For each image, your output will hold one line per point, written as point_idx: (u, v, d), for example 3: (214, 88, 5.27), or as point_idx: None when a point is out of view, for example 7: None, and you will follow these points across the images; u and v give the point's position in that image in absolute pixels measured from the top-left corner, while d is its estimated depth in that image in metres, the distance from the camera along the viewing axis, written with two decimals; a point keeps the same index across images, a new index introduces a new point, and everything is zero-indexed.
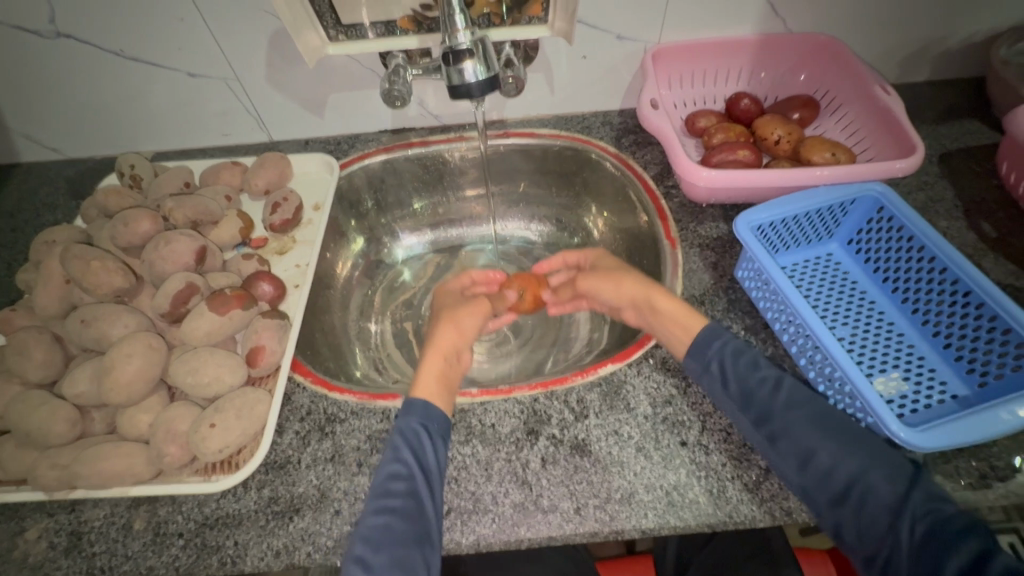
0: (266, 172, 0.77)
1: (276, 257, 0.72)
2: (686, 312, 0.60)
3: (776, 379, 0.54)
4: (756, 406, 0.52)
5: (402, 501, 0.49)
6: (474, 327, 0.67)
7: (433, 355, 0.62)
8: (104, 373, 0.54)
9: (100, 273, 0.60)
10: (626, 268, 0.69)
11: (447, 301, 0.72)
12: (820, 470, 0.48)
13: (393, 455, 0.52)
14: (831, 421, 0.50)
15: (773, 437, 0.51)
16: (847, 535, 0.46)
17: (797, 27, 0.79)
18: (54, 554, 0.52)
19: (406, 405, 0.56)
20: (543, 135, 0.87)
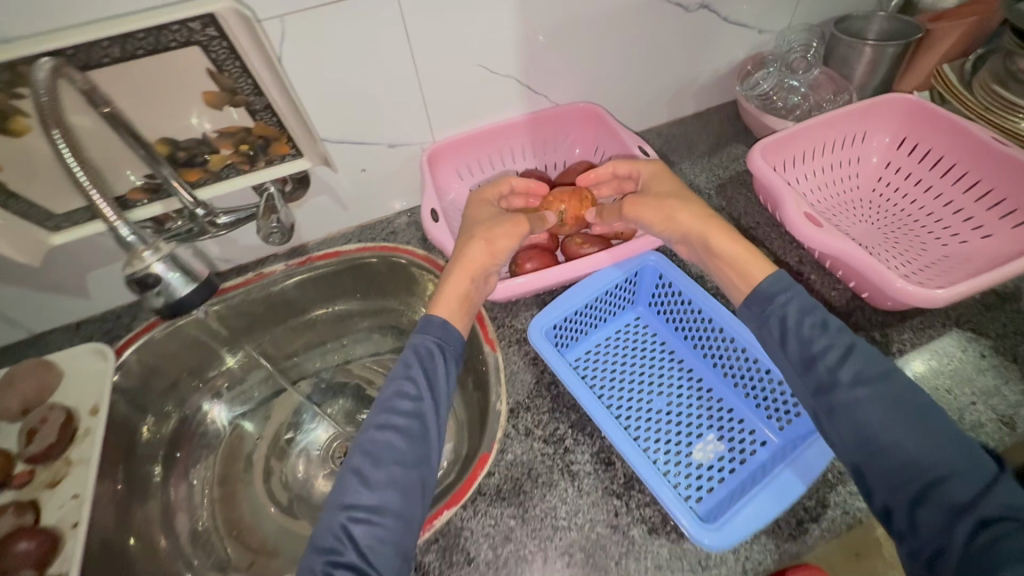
0: (17, 390, 0.66)
1: (45, 493, 0.61)
2: (754, 254, 0.58)
3: (846, 346, 0.51)
4: (816, 374, 0.51)
5: (407, 422, 0.55)
6: (507, 248, 0.66)
7: (461, 274, 0.64)
8: None
9: None
10: (679, 194, 0.64)
11: (480, 215, 0.70)
12: (878, 451, 0.46)
13: (405, 374, 0.58)
14: (903, 404, 0.47)
15: (829, 407, 0.49)
16: (897, 522, 0.44)
17: (561, 99, 0.81)
18: None
19: (425, 322, 0.62)
20: (349, 252, 0.83)
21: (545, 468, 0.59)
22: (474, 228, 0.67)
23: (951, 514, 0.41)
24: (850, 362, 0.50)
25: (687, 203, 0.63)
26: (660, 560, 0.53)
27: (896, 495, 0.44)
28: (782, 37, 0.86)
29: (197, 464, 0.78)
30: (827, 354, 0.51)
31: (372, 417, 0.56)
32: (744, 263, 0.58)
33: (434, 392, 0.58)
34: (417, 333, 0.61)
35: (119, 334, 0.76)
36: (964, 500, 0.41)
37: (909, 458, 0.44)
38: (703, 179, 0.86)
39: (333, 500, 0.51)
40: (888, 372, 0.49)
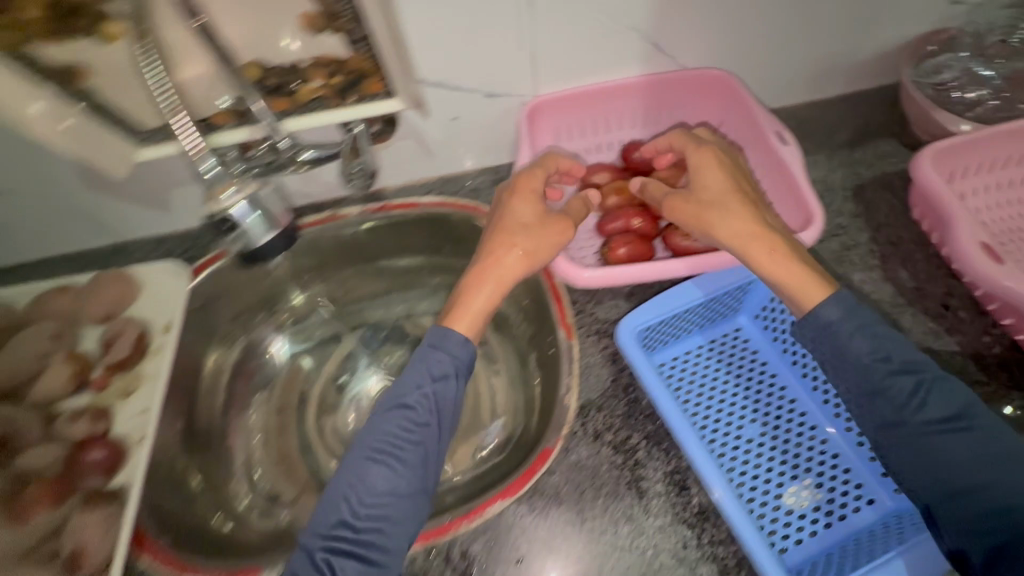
0: (103, 297, 0.69)
1: (119, 401, 0.63)
2: (802, 277, 0.51)
3: (919, 380, 0.47)
4: (890, 408, 0.47)
5: (410, 451, 0.52)
6: (550, 251, 0.59)
7: (492, 284, 0.58)
8: None
9: None
10: (727, 195, 0.55)
11: (524, 213, 0.60)
12: (968, 497, 0.43)
13: (412, 397, 0.53)
14: (990, 446, 0.44)
15: (896, 445, 0.46)
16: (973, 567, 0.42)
17: (687, 62, 0.69)
18: None
19: (444, 338, 0.55)
20: (426, 205, 0.77)
21: (611, 478, 0.54)
22: (515, 229, 0.59)
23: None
24: (926, 398, 0.46)
25: (725, 212, 0.54)
26: None
27: (973, 540, 0.42)
28: (979, 14, 0.69)
29: (256, 393, 0.77)
30: (901, 392, 0.46)
31: (368, 443, 0.52)
32: (794, 286, 0.51)
33: (440, 416, 0.53)
34: (433, 346, 0.55)
35: (196, 255, 0.76)
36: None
37: (994, 503, 0.42)
38: (840, 176, 0.72)
39: (316, 523, 0.50)
40: (973, 407, 0.45)
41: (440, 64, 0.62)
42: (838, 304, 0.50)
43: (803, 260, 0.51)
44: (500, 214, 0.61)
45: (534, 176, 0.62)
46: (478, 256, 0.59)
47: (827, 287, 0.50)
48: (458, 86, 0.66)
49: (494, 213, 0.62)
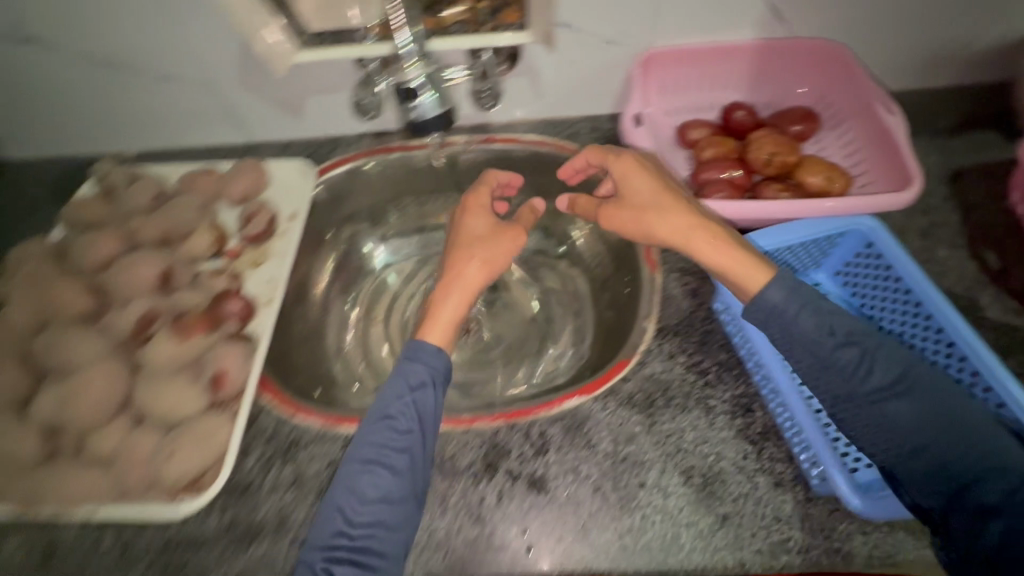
0: (241, 181, 0.77)
1: (249, 269, 0.71)
2: (744, 263, 0.55)
3: (867, 348, 0.51)
4: (840, 382, 0.51)
5: (397, 458, 0.52)
6: (505, 260, 0.66)
7: (458, 295, 0.63)
8: (70, 397, 0.55)
9: (70, 296, 0.60)
10: (657, 195, 0.60)
11: (476, 226, 0.67)
12: (921, 454, 0.48)
13: (394, 405, 0.55)
14: (931, 405, 0.48)
15: (849, 414, 0.51)
16: (931, 518, 0.47)
17: (800, 31, 0.73)
18: (28, 568, 0.53)
19: (418, 349, 0.59)
20: (528, 141, 0.84)
21: (681, 392, 0.59)
22: (472, 243, 0.65)
23: (982, 514, 0.45)
24: (871, 366, 0.50)
25: (662, 211, 0.59)
26: (783, 513, 0.52)
27: (930, 496, 0.47)
28: None
29: (350, 292, 0.85)
30: (846, 362, 0.51)
31: (355, 456, 0.53)
32: (737, 273, 0.55)
33: (423, 423, 0.54)
34: (409, 360, 0.58)
35: (318, 160, 0.84)
36: (997, 501, 0.44)
37: (941, 461, 0.47)
38: (935, 161, 0.74)
39: (314, 538, 0.50)
40: (909, 373, 0.50)
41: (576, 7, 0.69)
42: (778, 288, 0.53)
43: (742, 246, 0.56)
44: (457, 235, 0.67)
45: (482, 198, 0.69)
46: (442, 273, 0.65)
47: (769, 267, 0.54)
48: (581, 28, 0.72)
49: (450, 234, 0.69)
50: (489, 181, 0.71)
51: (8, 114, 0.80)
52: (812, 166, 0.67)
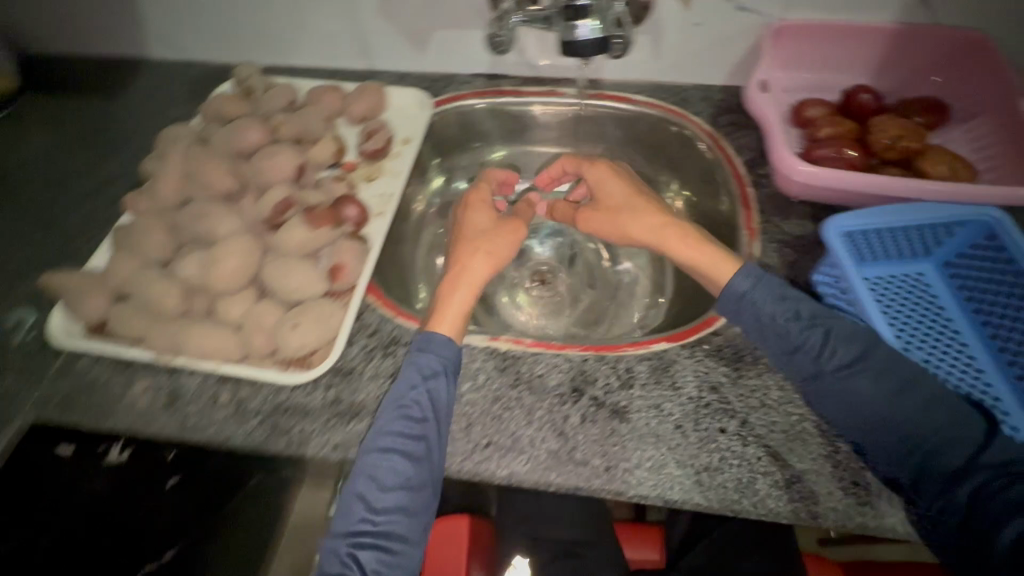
0: (364, 101, 0.81)
1: (363, 182, 0.76)
2: (711, 256, 0.61)
3: (824, 329, 0.55)
4: (805, 363, 0.54)
5: (413, 445, 0.53)
6: (508, 251, 0.66)
7: (462, 289, 0.62)
8: (213, 263, 0.60)
9: (215, 173, 0.64)
10: (630, 199, 0.68)
11: (479, 221, 0.68)
12: (881, 428, 0.51)
13: (407, 395, 0.55)
14: (889, 378, 0.52)
15: (821, 392, 0.54)
16: (903, 487, 0.52)
17: (942, 18, 0.71)
18: (156, 407, 0.60)
19: (427, 341, 0.58)
20: (637, 102, 0.84)
21: None
22: (473, 238, 0.66)
23: (950, 479, 0.49)
24: (834, 346, 0.54)
25: (634, 211, 0.66)
26: (861, 478, 0.54)
27: (900, 467, 0.51)
28: None
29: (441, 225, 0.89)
30: (811, 344, 0.54)
31: (372, 445, 0.54)
32: (707, 264, 0.61)
33: (438, 412, 0.55)
34: (419, 352, 0.57)
35: (432, 94, 0.88)
36: (960, 464, 0.49)
37: (904, 431, 0.51)
38: None
39: (340, 524, 0.53)
40: (868, 352, 0.53)
41: None
42: (746, 278, 0.58)
43: (708, 242, 0.62)
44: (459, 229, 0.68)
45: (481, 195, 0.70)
46: (447, 270, 0.65)
47: (734, 257, 0.60)
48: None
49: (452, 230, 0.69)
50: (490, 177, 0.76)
51: (161, 12, 0.86)
52: (935, 156, 0.67)
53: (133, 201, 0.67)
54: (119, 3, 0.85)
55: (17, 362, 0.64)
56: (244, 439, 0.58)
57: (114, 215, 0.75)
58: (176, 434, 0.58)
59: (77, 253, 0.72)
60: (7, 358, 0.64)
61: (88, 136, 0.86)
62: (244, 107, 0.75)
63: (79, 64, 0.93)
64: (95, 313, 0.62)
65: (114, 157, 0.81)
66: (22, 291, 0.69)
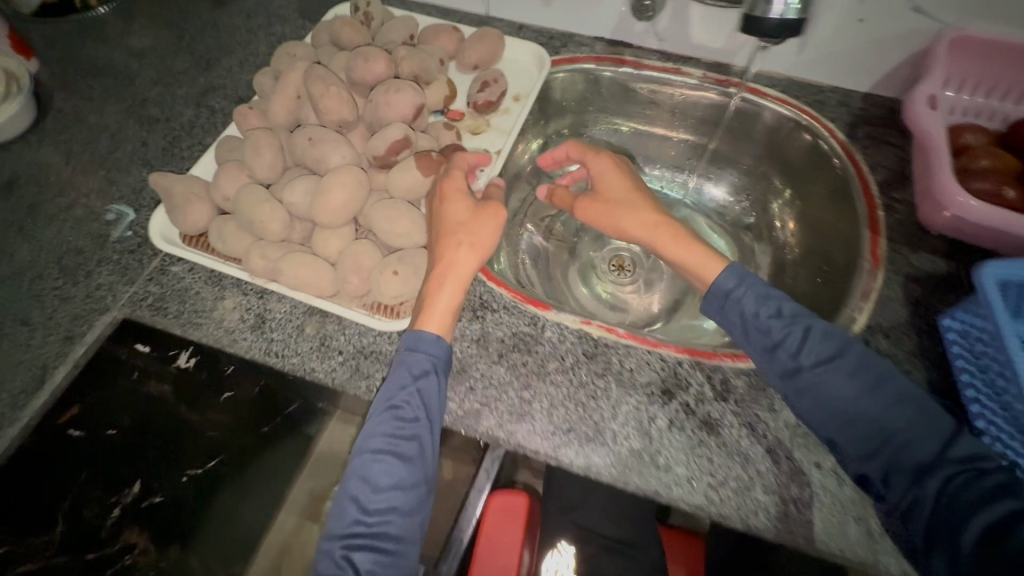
0: (480, 47, 0.76)
1: (468, 135, 0.73)
2: (703, 254, 0.60)
3: (805, 326, 0.54)
4: (780, 359, 0.53)
5: (405, 446, 0.51)
6: (493, 240, 0.57)
7: (452, 284, 0.55)
8: (320, 194, 0.58)
9: (333, 101, 0.60)
10: (628, 193, 0.65)
11: (455, 211, 0.57)
12: (852, 422, 0.50)
13: (396, 396, 0.52)
14: (864, 376, 0.51)
15: (797, 390, 0.52)
16: (872, 484, 0.50)
17: None
18: (243, 327, 0.60)
19: (415, 338, 0.54)
20: (768, 97, 0.77)
21: None
22: (453, 230, 0.56)
23: (920, 471, 0.48)
24: (815, 343, 0.53)
25: (632, 206, 0.64)
26: None
27: (871, 463, 0.49)
28: None
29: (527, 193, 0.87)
30: (792, 344, 0.53)
31: (364, 445, 0.52)
32: (699, 261, 0.60)
33: (428, 413, 0.52)
34: (408, 349, 0.54)
35: (549, 51, 0.83)
36: (930, 458, 0.48)
37: (878, 427, 0.50)
38: None
39: (333, 525, 0.51)
40: (844, 349, 0.52)
41: None
42: (732, 276, 0.57)
43: (704, 244, 0.61)
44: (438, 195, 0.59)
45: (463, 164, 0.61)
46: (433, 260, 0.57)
47: (727, 258, 0.59)
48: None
49: (429, 224, 0.59)
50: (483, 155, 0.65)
51: None
52: None
53: (244, 116, 0.66)
54: None
55: (115, 257, 0.64)
56: (326, 375, 0.57)
57: (218, 125, 0.74)
58: (261, 357, 0.59)
59: (179, 156, 0.72)
60: (107, 251, 0.64)
61: (198, 37, 0.84)
62: (363, 35, 0.71)
63: None
64: (198, 222, 0.61)
65: (221, 64, 0.80)
66: (124, 186, 0.69)
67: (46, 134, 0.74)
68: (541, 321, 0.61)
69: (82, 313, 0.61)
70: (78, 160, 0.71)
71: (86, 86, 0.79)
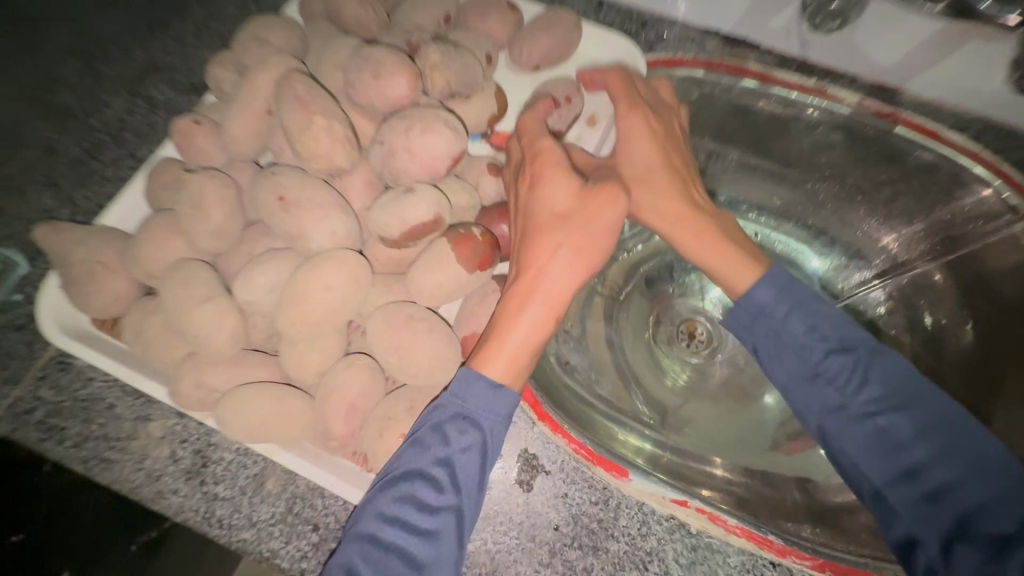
0: (546, 36, 0.51)
1: None
2: (732, 254, 0.41)
3: (863, 359, 0.37)
4: (820, 393, 0.38)
5: (425, 541, 0.33)
6: (606, 245, 0.38)
7: (536, 305, 0.37)
8: (293, 296, 0.36)
9: (321, 140, 0.38)
10: (656, 152, 0.43)
11: (555, 198, 0.38)
12: (910, 474, 0.35)
13: (432, 450, 0.34)
14: (939, 421, 0.35)
15: (835, 429, 0.37)
16: (922, 559, 0.34)
17: None
18: (174, 472, 0.40)
19: (470, 382, 0.35)
20: (959, 146, 0.48)
21: None
22: (551, 224, 0.38)
23: (997, 546, 0.31)
24: (867, 377, 0.37)
25: (652, 189, 0.43)
26: None
27: (925, 525, 0.34)
28: None
29: None
30: (839, 373, 0.37)
31: (359, 528, 0.33)
32: (723, 263, 0.41)
33: (467, 493, 0.34)
34: (454, 392, 0.35)
35: (641, 47, 0.58)
36: (1016, 531, 0.31)
37: (939, 483, 0.34)
38: None
39: None
40: (912, 384, 0.36)
41: None
42: (771, 287, 0.39)
43: (736, 237, 0.42)
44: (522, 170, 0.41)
45: (535, 126, 0.42)
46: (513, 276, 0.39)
47: (767, 261, 0.41)
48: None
49: (516, 217, 0.40)
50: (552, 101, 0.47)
51: None
52: None
53: (185, 135, 0.43)
54: None
55: None
56: (293, 564, 0.39)
57: (159, 129, 0.51)
58: (198, 525, 0.39)
59: (100, 176, 0.49)
60: None
61: None
62: (372, 8, 0.46)
63: None
64: (110, 306, 0.40)
65: (167, 28, 0.55)
66: (16, 219, 0.47)
67: None
68: (614, 494, 0.41)
69: None
70: None
71: None
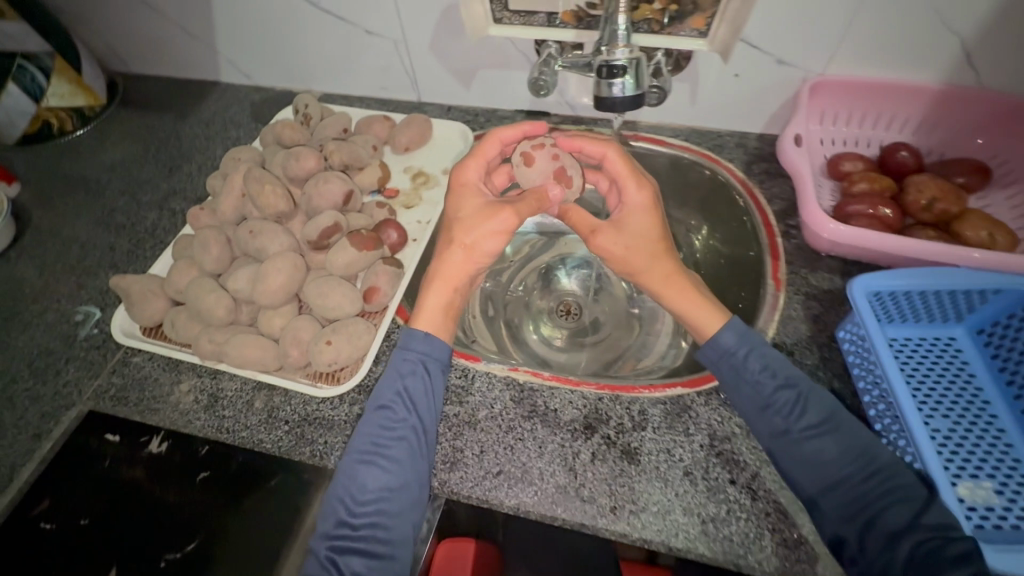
0: (409, 131, 0.85)
1: (402, 209, 0.80)
2: (707, 311, 0.62)
3: (799, 390, 0.56)
4: (772, 420, 0.55)
5: (393, 447, 0.56)
6: (491, 247, 0.65)
7: (440, 286, 0.63)
8: (260, 279, 0.64)
9: (270, 197, 0.69)
10: (654, 225, 0.65)
11: (465, 207, 0.67)
12: (831, 486, 0.52)
13: (389, 394, 0.58)
14: (854, 445, 0.53)
15: (785, 450, 0.54)
16: (847, 549, 0.50)
17: (988, 81, 0.70)
18: (197, 408, 0.64)
19: (407, 336, 0.62)
20: (673, 146, 0.84)
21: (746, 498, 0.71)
22: (452, 226, 0.66)
23: (893, 537, 0.48)
24: (805, 407, 0.55)
25: (653, 259, 0.64)
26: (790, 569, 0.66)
27: (847, 526, 0.50)
28: None
29: None
30: (786, 404, 0.55)
31: (355, 447, 0.57)
32: (700, 316, 0.62)
33: (417, 413, 0.58)
34: (404, 347, 0.61)
35: (475, 127, 0.92)
36: (905, 526, 0.48)
37: (852, 493, 0.51)
38: None
39: (321, 526, 0.55)
40: (836, 415, 0.54)
41: (765, 32, 0.71)
42: (736, 336, 0.59)
43: (708, 299, 0.63)
44: (453, 186, 0.69)
45: (493, 146, 0.69)
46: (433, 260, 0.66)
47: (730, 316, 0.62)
48: (748, 40, 0.72)
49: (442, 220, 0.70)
50: (530, 130, 0.73)
51: (230, 44, 0.93)
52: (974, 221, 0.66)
53: (196, 217, 0.74)
54: (194, 32, 0.92)
55: (82, 353, 0.70)
56: (272, 445, 0.61)
57: (178, 225, 0.82)
58: (213, 434, 0.63)
59: (143, 257, 0.79)
60: (77, 349, 0.71)
61: (163, 147, 0.93)
62: (300, 133, 0.80)
63: (162, 84, 1.02)
64: (154, 315, 0.68)
65: (182, 170, 0.89)
66: (93, 288, 0.77)
67: (24, 249, 0.82)
68: (471, 372, 0.66)
69: (50, 409, 0.67)
70: (55, 270, 0.79)
71: (61, 201, 0.87)
